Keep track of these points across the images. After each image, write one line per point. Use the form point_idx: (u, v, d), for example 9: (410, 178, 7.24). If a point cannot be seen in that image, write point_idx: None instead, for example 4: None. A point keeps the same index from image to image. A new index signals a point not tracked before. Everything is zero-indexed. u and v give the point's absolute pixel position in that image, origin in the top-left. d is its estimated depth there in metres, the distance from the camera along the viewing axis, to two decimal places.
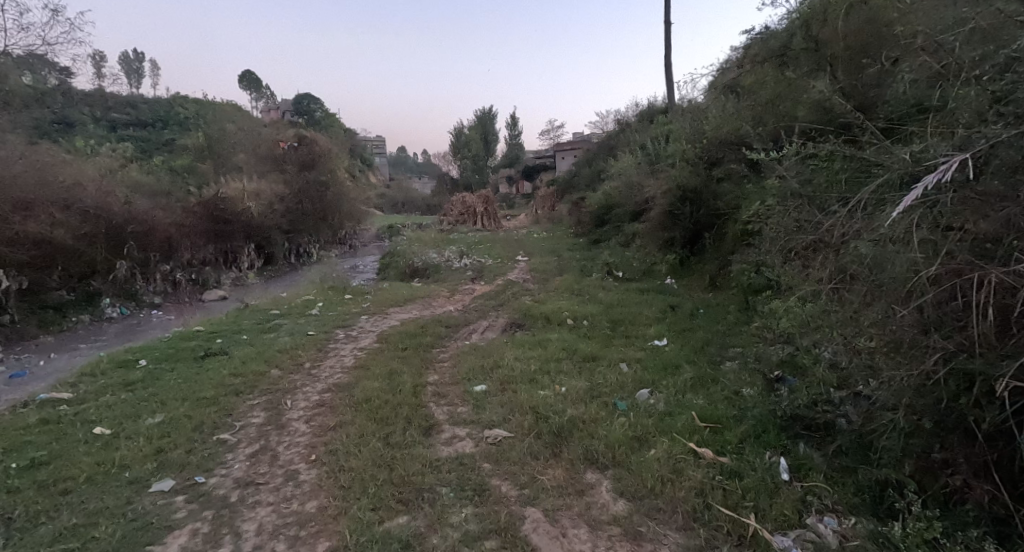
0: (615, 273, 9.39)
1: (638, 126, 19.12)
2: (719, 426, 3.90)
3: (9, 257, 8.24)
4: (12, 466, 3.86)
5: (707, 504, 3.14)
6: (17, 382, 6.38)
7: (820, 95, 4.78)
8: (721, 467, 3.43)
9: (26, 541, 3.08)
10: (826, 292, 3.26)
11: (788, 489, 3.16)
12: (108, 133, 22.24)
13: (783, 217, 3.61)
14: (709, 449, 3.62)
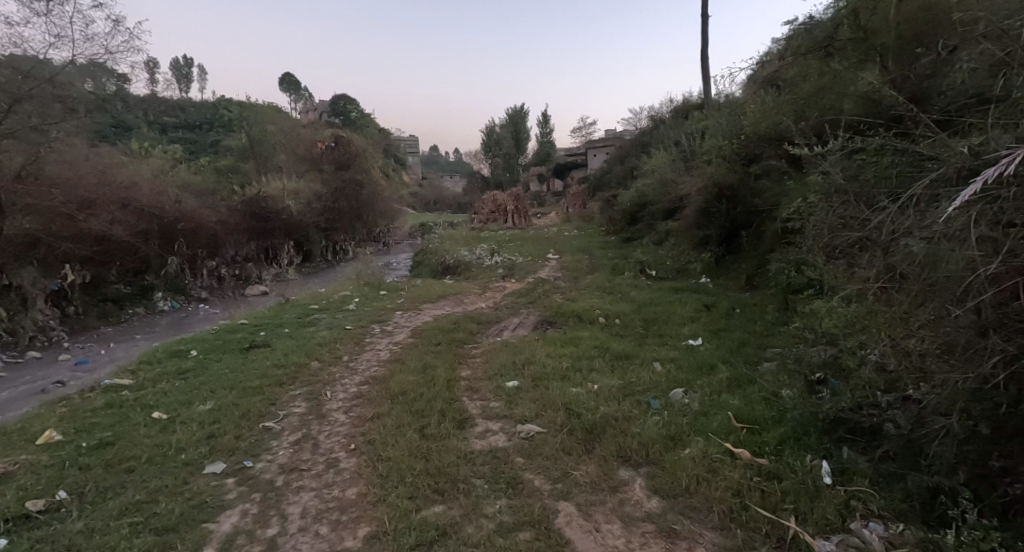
0: (648, 272, 9.31)
1: (673, 121, 18.91)
2: (756, 427, 3.86)
3: (73, 252, 8.76)
4: (83, 445, 4.13)
5: (745, 504, 3.13)
6: (82, 368, 6.77)
7: (869, 87, 4.65)
8: (759, 468, 3.41)
9: (96, 513, 3.28)
10: (873, 292, 3.20)
11: (831, 493, 3.11)
12: (160, 136, 23.34)
13: (828, 216, 3.56)
14: (746, 450, 3.59)
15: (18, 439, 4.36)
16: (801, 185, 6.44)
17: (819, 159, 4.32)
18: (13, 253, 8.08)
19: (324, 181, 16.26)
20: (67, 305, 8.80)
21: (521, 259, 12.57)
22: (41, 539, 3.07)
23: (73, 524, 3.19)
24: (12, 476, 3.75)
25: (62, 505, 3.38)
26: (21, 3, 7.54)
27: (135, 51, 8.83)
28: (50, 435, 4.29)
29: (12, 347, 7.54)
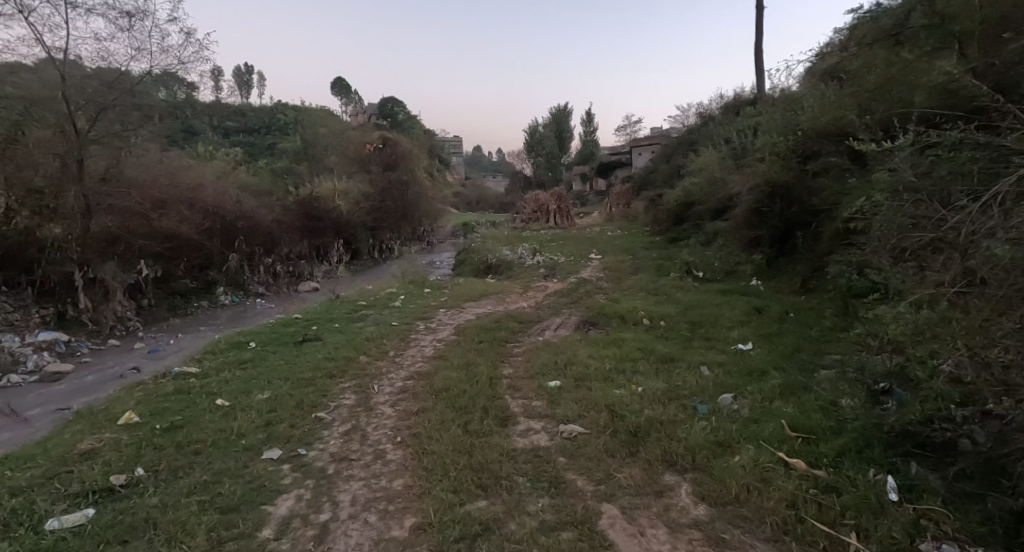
0: (694, 273, 9.16)
1: (722, 118, 18.45)
2: (813, 437, 3.75)
3: (146, 248, 9.21)
4: (156, 427, 4.41)
5: (800, 517, 3.06)
6: (152, 357, 7.23)
7: (943, 79, 4.40)
8: (815, 480, 3.32)
9: (168, 490, 3.50)
10: (948, 297, 3.09)
11: (897, 511, 3.00)
12: (222, 139, 24.53)
13: (897, 215, 3.41)
14: (801, 461, 3.51)
15: (102, 419, 4.71)
16: (863, 184, 6.18)
17: (886, 156, 4.10)
18: (97, 248, 8.62)
19: (371, 181, 16.67)
20: (141, 297, 9.38)
21: (564, 258, 12.59)
22: (123, 510, 3.31)
23: (150, 498, 3.42)
24: (97, 452, 4.06)
25: (140, 481, 3.63)
26: (107, 19, 8.08)
27: (203, 62, 9.42)
28: (129, 417, 4.61)
29: (95, 335, 8.17)
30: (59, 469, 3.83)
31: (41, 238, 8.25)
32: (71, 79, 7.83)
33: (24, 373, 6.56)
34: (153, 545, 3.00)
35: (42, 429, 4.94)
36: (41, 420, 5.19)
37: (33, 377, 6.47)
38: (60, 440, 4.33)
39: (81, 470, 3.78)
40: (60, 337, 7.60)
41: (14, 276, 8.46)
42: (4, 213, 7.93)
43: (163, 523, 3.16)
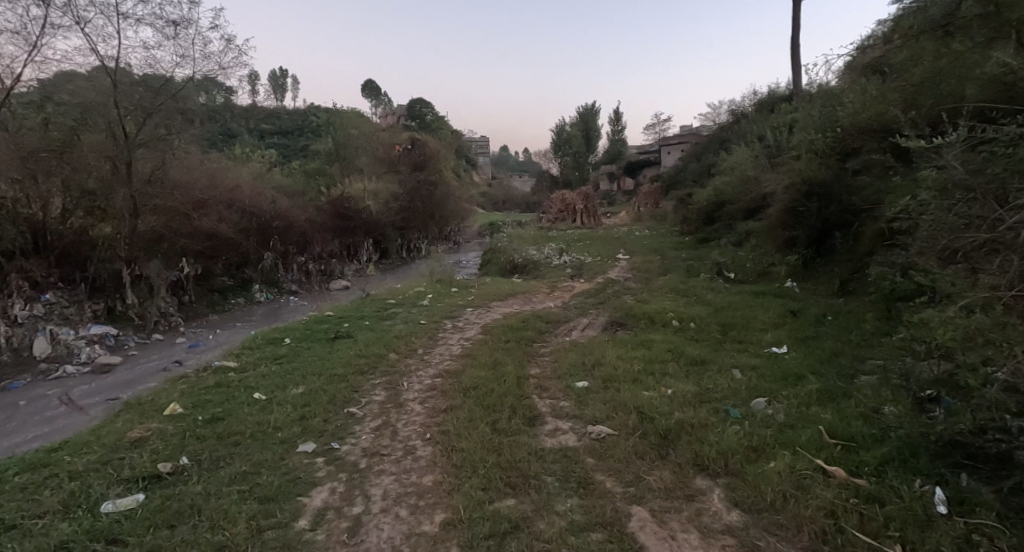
0: (726, 274, 9.03)
1: (756, 115, 18.09)
2: (853, 445, 3.66)
3: (188, 248, 9.65)
4: (198, 418, 4.56)
5: (840, 526, 2.99)
6: (192, 351, 7.47)
7: (995, 72, 4.23)
8: (856, 489, 3.24)
9: (211, 479, 3.62)
10: (1005, 300, 3.02)
11: (946, 524, 2.90)
12: (257, 141, 25.20)
13: (948, 215, 3.29)
14: (840, 469, 3.43)
15: (149, 409, 4.89)
16: (907, 182, 5.99)
17: (933, 153, 3.98)
18: (142, 246, 9.00)
19: (400, 181, 16.87)
20: (183, 294, 9.70)
21: (590, 258, 12.54)
22: (169, 497, 3.43)
23: (194, 486, 3.54)
24: (146, 440, 4.22)
25: (184, 470, 3.76)
26: (154, 28, 8.36)
27: (242, 67, 9.67)
28: (174, 408, 4.78)
29: (140, 331, 8.43)
30: (111, 455, 4.00)
31: (93, 237, 8.69)
32: (122, 86, 8.14)
33: (77, 364, 6.90)
34: (197, 531, 3.10)
35: (95, 417, 5.19)
36: (93, 409, 5.46)
37: (85, 368, 6.81)
38: (110, 429, 4.51)
39: (130, 458, 3.94)
40: (110, 331, 7.93)
41: (69, 272, 8.64)
42: (60, 213, 8.33)
43: (206, 510, 3.27)
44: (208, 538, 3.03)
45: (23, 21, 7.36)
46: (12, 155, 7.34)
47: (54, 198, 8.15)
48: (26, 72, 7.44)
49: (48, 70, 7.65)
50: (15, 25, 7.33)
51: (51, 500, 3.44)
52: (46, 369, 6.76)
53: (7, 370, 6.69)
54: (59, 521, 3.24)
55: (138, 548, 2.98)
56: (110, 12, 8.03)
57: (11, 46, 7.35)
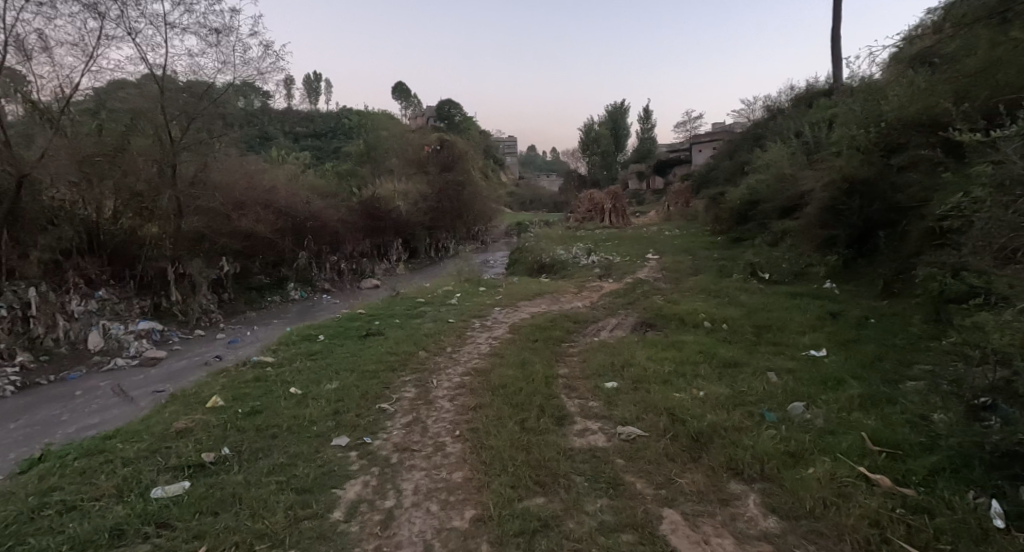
0: (760, 275, 8.84)
1: (792, 112, 17.63)
2: (899, 453, 3.54)
3: (227, 246, 9.92)
4: (238, 411, 4.68)
5: (885, 537, 2.90)
6: (231, 346, 7.68)
7: None
8: (903, 499, 3.13)
9: (251, 469, 3.71)
10: None
11: (1000, 538, 2.77)
12: (291, 143, 25.73)
13: (1005, 213, 3.14)
14: (885, 477, 3.31)
15: (192, 401, 5.05)
16: (957, 180, 5.75)
17: (989, 148, 3.80)
18: (185, 245, 9.30)
19: (429, 181, 16.99)
20: (222, 292, 9.98)
21: (619, 258, 12.43)
22: (213, 484, 3.54)
23: (235, 476, 3.63)
24: (190, 431, 4.35)
25: (225, 459, 3.87)
26: (198, 37, 8.64)
27: (279, 71, 9.93)
28: (216, 401, 4.91)
29: (183, 326, 8.72)
30: (159, 444, 4.14)
31: (140, 236, 9.01)
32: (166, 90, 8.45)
33: (127, 358, 7.18)
34: (239, 518, 3.19)
35: (144, 408, 5.39)
36: (142, 399, 5.67)
37: (134, 361, 7.07)
38: (158, 419, 4.67)
39: (177, 446, 4.07)
40: (156, 326, 8.18)
41: (119, 270, 8.99)
42: (111, 214, 8.64)
43: (247, 499, 3.35)
44: (249, 526, 3.11)
45: (81, 34, 7.67)
46: (70, 161, 7.61)
47: (106, 200, 8.50)
48: (83, 82, 7.81)
49: (102, 79, 8.01)
50: (75, 37, 7.64)
51: (105, 484, 3.58)
52: (99, 361, 7.05)
53: (64, 362, 7.01)
54: (114, 504, 3.38)
55: (184, 533, 3.08)
56: (158, 22, 8.31)
57: (70, 57, 7.68)
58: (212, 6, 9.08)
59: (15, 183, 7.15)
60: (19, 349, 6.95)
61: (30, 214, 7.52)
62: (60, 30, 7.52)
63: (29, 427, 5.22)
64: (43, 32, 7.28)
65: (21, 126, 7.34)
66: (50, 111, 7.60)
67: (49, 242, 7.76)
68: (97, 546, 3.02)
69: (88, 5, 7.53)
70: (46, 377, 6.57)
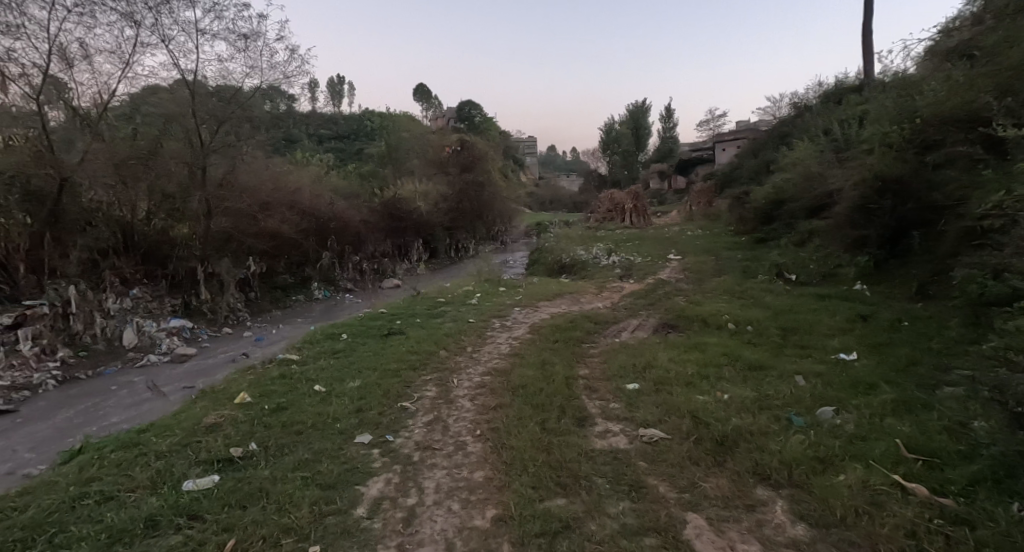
0: (786, 277, 8.67)
1: (820, 109, 17.25)
2: (937, 462, 3.42)
3: (254, 247, 10.07)
4: (264, 407, 4.74)
5: (922, 548, 2.81)
6: (257, 344, 7.81)
7: None
8: (941, 509, 3.03)
9: (278, 464, 3.76)
10: None
11: None
12: (314, 145, 26.07)
13: None
14: (922, 486, 3.21)
15: (221, 397, 5.13)
16: (996, 179, 5.56)
17: None
18: (214, 246, 9.49)
19: (449, 182, 17.04)
20: (249, 291, 10.11)
21: (640, 259, 12.32)
22: (241, 479, 3.59)
23: (262, 471, 3.68)
24: (219, 426, 4.42)
25: (252, 454, 3.92)
26: (228, 43, 8.83)
27: (304, 75, 10.09)
28: (243, 397, 4.98)
29: (213, 324, 8.88)
30: (190, 438, 4.21)
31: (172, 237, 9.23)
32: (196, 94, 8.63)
33: (160, 354, 7.34)
34: (267, 512, 3.22)
35: (175, 403, 5.50)
36: (173, 395, 5.79)
37: (166, 357, 7.23)
38: (189, 414, 4.75)
39: (206, 441, 4.14)
40: (187, 324, 8.34)
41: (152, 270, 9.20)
42: (146, 216, 8.86)
43: (274, 494, 3.39)
44: (275, 520, 3.15)
45: (118, 42, 7.87)
46: (107, 163, 7.96)
47: (140, 202, 8.72)
48: (120, 87, 8.20)
49: (137, 85, 8.37)
50: (112, 46, 7.84)
51: (140, 477, 3.65)
52: (133, 357, 7.20)
53: (100, 357, 7.18)
54: (148, 496, 3.45)
55: (214, 525, 3.13)
56: (190, 29, 8.49)
57: (108, 64, 7.92)
58: (239, 12, 9.25)
59: (57, 186, 7.47)
60: (60, 343, 7.11)
61: (70, 214, 7.83)
62: (99, 38, 7.71)
63: (65, 421, 5.36)
64: (84, 41, 7.56)
65: (62, 132, 7.68)
66: (89, 116, 8.00)
67: (87, 242, 8.11)
68: (132, 536, 3.08)
69: (125, 14, 7.75)
70: (84, 371, 6.74)
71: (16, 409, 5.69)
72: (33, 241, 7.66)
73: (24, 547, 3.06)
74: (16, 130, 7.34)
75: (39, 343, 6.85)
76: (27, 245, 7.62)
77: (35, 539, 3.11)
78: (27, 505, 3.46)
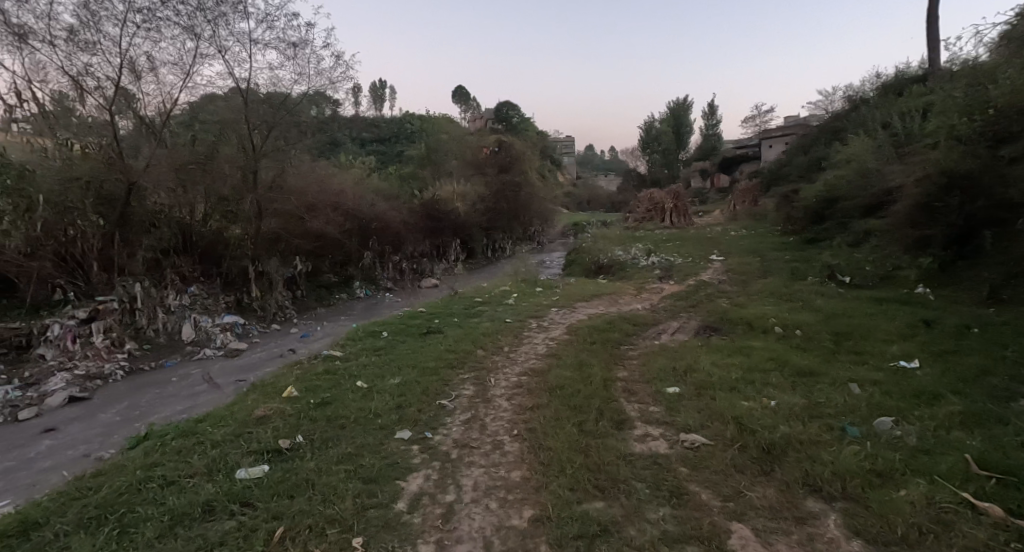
0: (838, 279, 8.30)
1: (878, 101, 16.46)
2: (1012, 480, 3.17)
3: (301, 246, 10.32)
4: (310, 401, 4.82)
5: None
6: (304, 340, 8.00)
7: None
8: (1016, 532, 2.81)
9: (323, 457, 3.80)
10: None
11: None
12: (357, 148, 26.63)
13: None
14: (993, 505, 2.99)
15: (270, 390, 5.25)
16: None
17: None
18: (264, 246, 9.78)
19: (488, 182, 17.07)
20: (296, 289, 10.38)
21: (680, 259, 12.04)
22: (289, 469, 3.64)
23: (309, 462, 3.72)
24: (269, 418, 4.51)
25: (299, 446, 3.98)
26: (278, 51, 9.05)
27: (348, 80, 10.26)
28: (290, 391, 5.07)
29: (262, 320, 9.16)
30: (242, 429, 4.31)
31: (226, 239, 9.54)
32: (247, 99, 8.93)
33: (214, 348, 7.62)
34: (313, 502, 3.25)
35: (229, 394, 5.68)
36: (227, 387, 5.97)
37: (221, 351, 7.51)
38: (240, 406, 4.88)
39: (257, 432, 4.23)
40: (239, 320, 8.63)
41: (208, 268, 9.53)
42: (202, 217, 9.21)
43: (319, 485, 3.42)
44: (321, 510, 3.18)
45: (180, 54, 8.17)
46: (170, 170, 8.25)
47: (198, 206, 9.05)
48: (181, 97, 8.45)
49: (197, 94, 8.59)
50: (175, 58, 8.15)
51: (198, 463, 3.75)
52: (191, 351, 7.51)
53: (162, 350, 7.52)
54: (206, 482, 3.54)
55: (265, 513, 3.18)
56: (244, 39, 8.73)
57: (170, 75, 8.23)
58: (289, 21, 9.48)
59: (126, 189, 7.79)
60: (128, 337, 7.44)
61: (137, 216, 8.12)
62: (162, 51, 8.02)
63: (131, 409, 5.62)
64: (151, 54, 7.87)
65: (130, 139, 8.04)
66: (154, 124, 8.32)
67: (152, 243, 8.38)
68: (191, 519, 3.16)
69: (187, 28, 8.03)
70: (148, 363, 7.09)
71: (91, 397, 6.03)
72: (105, 240, 7.98)
73: (96, 525, 3.18)
74: (90, 139, 7.68)
75: (110, 335, 7.20)
76: (99, 244, 7.91)
77: (106, 519, 3.23)
78: (98, 486, 3.60)
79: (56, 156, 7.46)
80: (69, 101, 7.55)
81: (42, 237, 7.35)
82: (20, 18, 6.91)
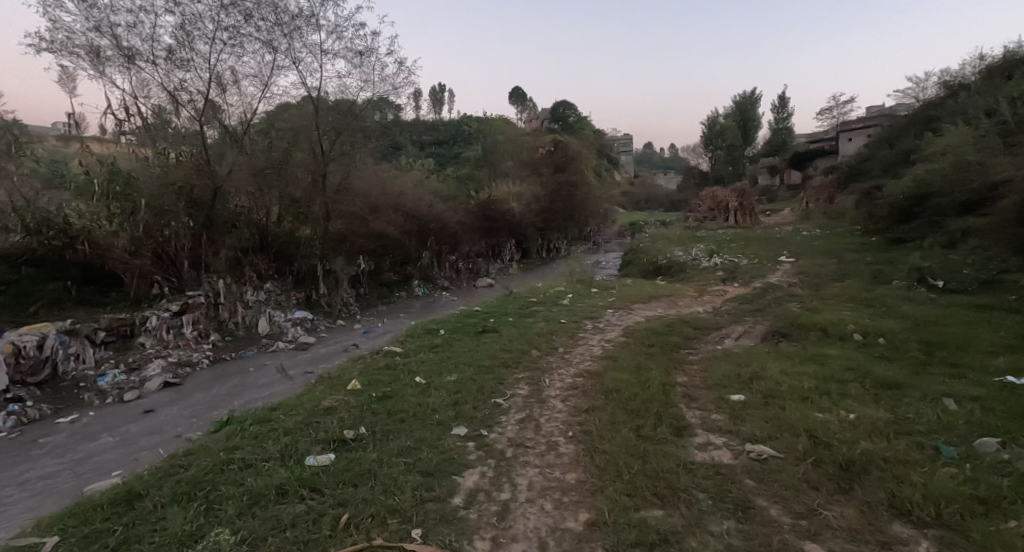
0: (928, 284, 7.64)
1: (981, 88, 15.05)
2: None
3: (364, 247, 10.47)
4: (372, 395, 4.84)
5: None
6: (367, 336, 8.16)
7: None
8: None
9: (386, 448, 3.79)
10: None
11: None
12: (417, 150, 27.14)
13: None
14: None
15: (336, 383, 5.33)
16: None
17: None
18: (331, 245, 10.06)
19: (544, 181, 16.92)
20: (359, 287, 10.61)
21: (745, 261, 11.48)
22: (354, 459, 3.65)
23: (371, 453, 3.73)
24: (336, 409, 4.56)
25: (361, 437, 3.99)
26: (346, 60, 9.27)
27: (410, 85, 10.37)
28: (355, 384, 5.13)
29: (329, 316, 9.42)
30: (312, 418, 4.38)
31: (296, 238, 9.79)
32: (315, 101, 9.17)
33: (286, 342, 7.89)
34: (374, 492, 3.23)
35: (298, 385, 5.83)
36: (296, 377, 6.15)
37: (292, 344, 7.76)
38: (309, 396, 4.98)
39: (325, 422, 4.28)
40: (308, 315, 8.90)
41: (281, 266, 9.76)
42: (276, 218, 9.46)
43: (381, 475, 3.41)
44: (382, 500, 3.15)
45: (260, 67, 8.49)
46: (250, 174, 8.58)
47: (273, 206, 9.32)
48: (260, 106, 8.82)
49: (273, 103, 8.96)
50: (255, 70, 8.48)
51: (272, 448, 3.84)
52: (266, 343, 7.80)
53: (240, 343, 7.83)
54: (280, 466, 3.60)
55: (331, 499, 3.19)
56: (315, 50, 8.99)
57: (251, 87, 8.59)
58: (357, 30, 9.69)
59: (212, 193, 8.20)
60: (212, 329, 7.81)
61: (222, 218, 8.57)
62: (244, 65, 8.36)
63: (213, 395, 5.88)
64: (235, 68, 8.24)
65: (217, 147, 8.43)
66: (236, 133, 8.70)
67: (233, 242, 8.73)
68: (266, 500, 3.20)
69: (266, 42, 8.31)
70: (229, 353, 7.41)
71: (181, 383, 6.38)
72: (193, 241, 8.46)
73: (187, 500, 3.28)
74: (183, 148, 8.18)
75: (198, 327, 7.59)
76: (189, 245, 8.40)
77: (194, 495, 3.33)
78: (190, 464, 3.74)
79: (156, 165, 7.97)
80: (166, 114, 8.09)
81: (143, 237, 7.94)
82: (129, 41, 7.42)
